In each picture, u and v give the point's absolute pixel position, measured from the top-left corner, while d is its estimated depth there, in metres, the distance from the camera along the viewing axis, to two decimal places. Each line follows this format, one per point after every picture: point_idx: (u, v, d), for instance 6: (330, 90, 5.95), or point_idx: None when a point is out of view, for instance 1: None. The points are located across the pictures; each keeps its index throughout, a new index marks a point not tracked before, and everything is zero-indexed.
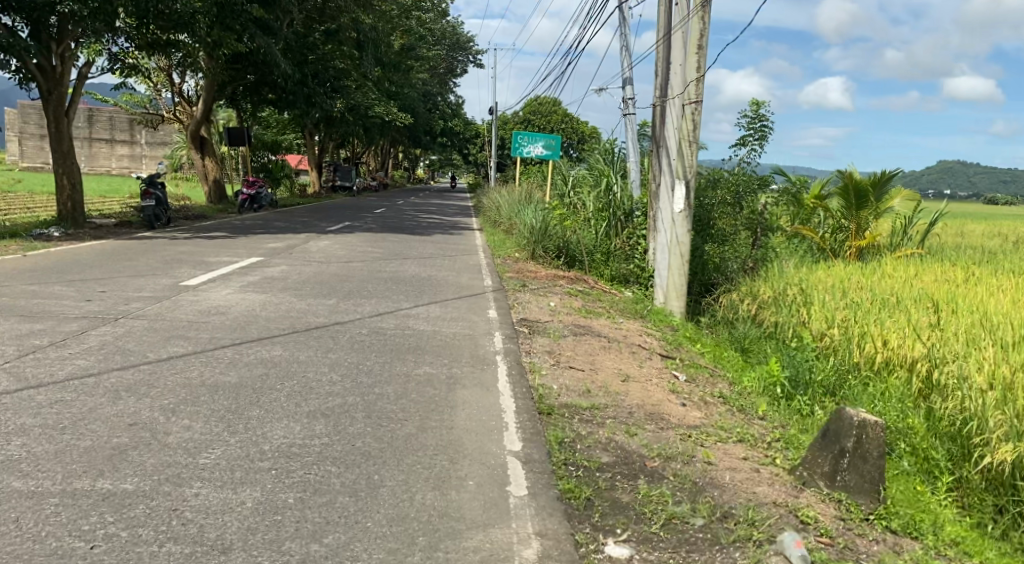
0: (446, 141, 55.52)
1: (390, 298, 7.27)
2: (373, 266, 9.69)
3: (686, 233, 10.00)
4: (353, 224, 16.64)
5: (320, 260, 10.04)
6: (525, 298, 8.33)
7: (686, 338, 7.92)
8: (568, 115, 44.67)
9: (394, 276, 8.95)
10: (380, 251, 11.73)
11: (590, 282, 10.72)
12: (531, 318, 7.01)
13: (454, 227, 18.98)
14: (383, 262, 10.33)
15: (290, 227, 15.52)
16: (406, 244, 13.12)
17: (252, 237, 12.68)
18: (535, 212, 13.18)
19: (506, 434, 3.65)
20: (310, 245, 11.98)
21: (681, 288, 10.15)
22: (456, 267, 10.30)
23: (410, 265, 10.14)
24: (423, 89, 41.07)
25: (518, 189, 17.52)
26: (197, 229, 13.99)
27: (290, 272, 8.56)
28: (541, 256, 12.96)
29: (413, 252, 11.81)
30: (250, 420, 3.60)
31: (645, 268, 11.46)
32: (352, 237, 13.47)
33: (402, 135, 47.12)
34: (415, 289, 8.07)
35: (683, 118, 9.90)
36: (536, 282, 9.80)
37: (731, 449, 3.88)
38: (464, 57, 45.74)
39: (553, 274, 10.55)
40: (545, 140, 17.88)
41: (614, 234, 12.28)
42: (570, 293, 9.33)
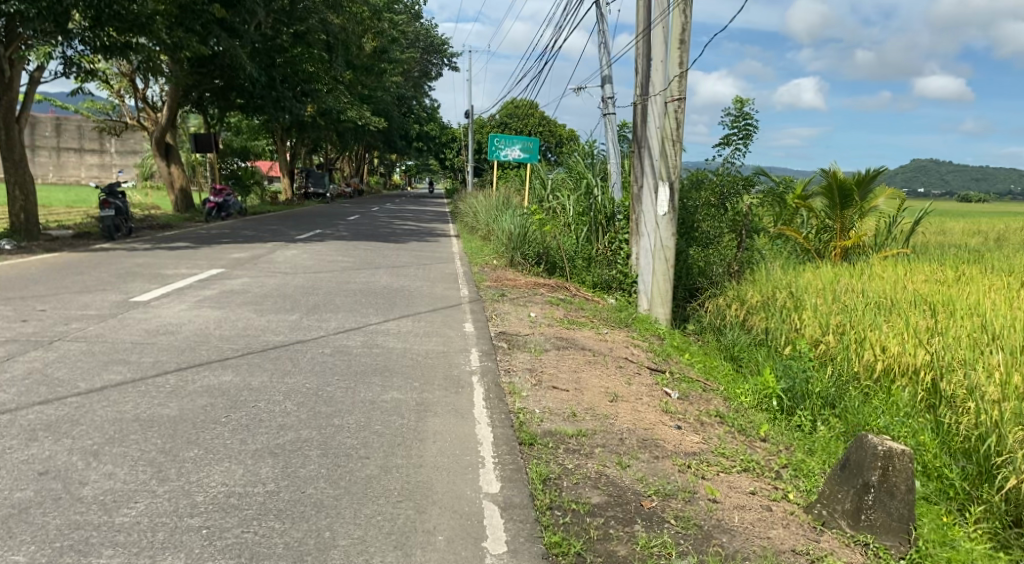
0: (422, 146, 54.99)
1: (359, 312, 6.78)
2: (342, 278, 9.19)
3: (670, 236, 9.67)
4: (325, 233, 16.08)
5: (287, 271, 9.52)
6: (504, 308, 7.90)
7: (675, 348, 7.54)
8: (545, 118, 44.37)
9: (365, 288, 8.46)
10: (352, 260, 11.22)
11: (572, 290, 10.32)
12: (511, 331, 6.58)
13: (430, 233, 18.50)
14: (352, 272, 9.82)
15: (259, 236, 14.94)
16: (379, 253, 12.61)
17: (217, 248, 12.10)
18: (513, 218, 12.76)
19: (483, 473, 3.19)
20: (278, 255, 11.44)
21: (667, 294, 9.79)
22: (430, 276, 9.83)
23: (382, 275, 9.65)
24: (398, 93, 40.55)
25: (495, 194, 17.09)
26: (160, 239, 13.37)
27: (253, 286, 8.04)
28: (520, 263, 12.54)
29: (386, 262, 11.31)
30: (185, 463, 3.08)
31: (629, 274, 11.17)
32: (322, 246, 12.94)
33: (377, 140, 46.54)
34: (386, 301, 7.58)
35: (666, 116, 9.54)
36: (516, 291, 9.37)
37: (736, 482, 3.46)
38: (439, 61, 45.31)
39: (532, 282, 10.13)
40: (521, 143, 17.46)
41: (595, 239, 11.92)
42: (551, 302, 8.93)
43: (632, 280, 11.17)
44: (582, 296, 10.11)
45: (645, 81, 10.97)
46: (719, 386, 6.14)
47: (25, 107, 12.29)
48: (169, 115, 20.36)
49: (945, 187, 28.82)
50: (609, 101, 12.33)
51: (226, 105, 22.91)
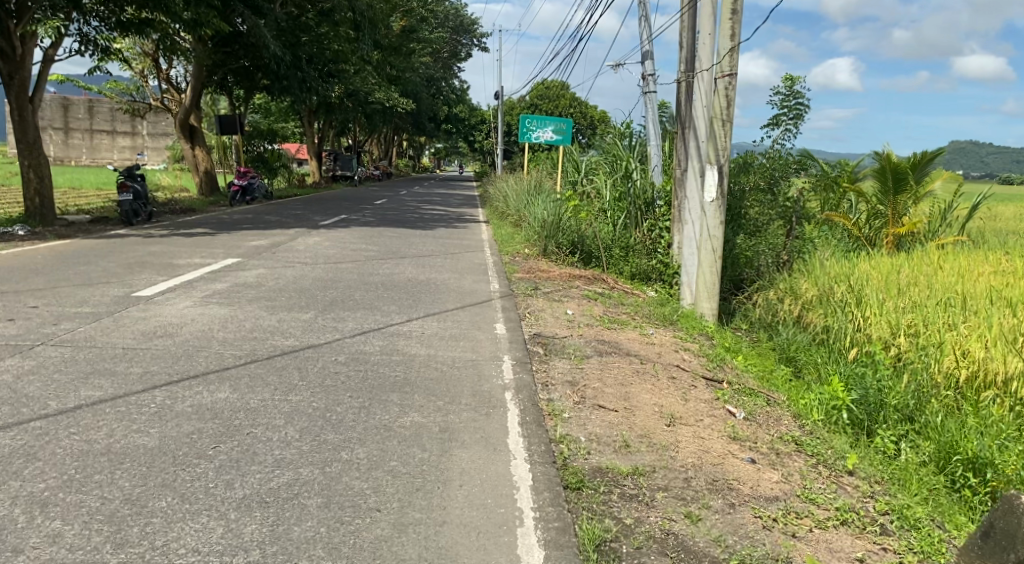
0: (451, 128, 54.29)
1: (380, 310, 6.17)
2: (364, 269, 8.60)
3: (719, 225, 8.88)
4: (350, 218, 15.53)
5: (306, 261, 8.94)
6: (538, 305, 7.23)
7: (727, 350, 6.81)
8: (576, 99, 43.39)
9: (388, 280, 7.85)
10: (376, 249, 10.62)
11: (609, 281, 9.62)
12: (546, 332, 5.92)
13: (458, 218, 17.86)
14: (376, 262, 9.22)
15: (282, 221, 14.43)
16: (405, 240, 12.01)
17: (236, 234, 11.60)
18: (546, 203, 12.03)
19: (521, 538, 2.56)
20: (299, 242, 10.90)
21: (714, 288, 9.02)
22: (458, 267, 9.21)
23: (407, 266, 9.03)
24: (427, 74, 39.84)
25: (526, 177, 16.39)
26: (179, 225, 12.91)
27: (267, 278, 7.48)
28: (553, 253, 11.71)
29: (411, 250, 10.70)
30: (152, 521, 2.51)
31: (670, 263, 10.50)
32: (346, 233, 12.37)
33: (405, 122, 45.93)
34: (410, 296, 6.96)
35: (716, 94, 8.75)
36: (550, 284, 8.71)
37: (834, 543, 2.78)
38: (468, 41, 44.49)
39: (567, 273, 9.44)
40: (554, 125, 16.69)
41: (633, 225, 11.28)
42: (589, 297, 8.25)
43: (673, 271, 10.42)
44: (621, 289, 9.41)
45: (690, 56, 10.18)
46: (783, 399, 5.43)
47: (40, 87, 11.88)
48: (193, 97, 19.94)
49: (994, 168, 27.50)
50: (649, 78, 11.54)
51: (251, 86, 22.44)
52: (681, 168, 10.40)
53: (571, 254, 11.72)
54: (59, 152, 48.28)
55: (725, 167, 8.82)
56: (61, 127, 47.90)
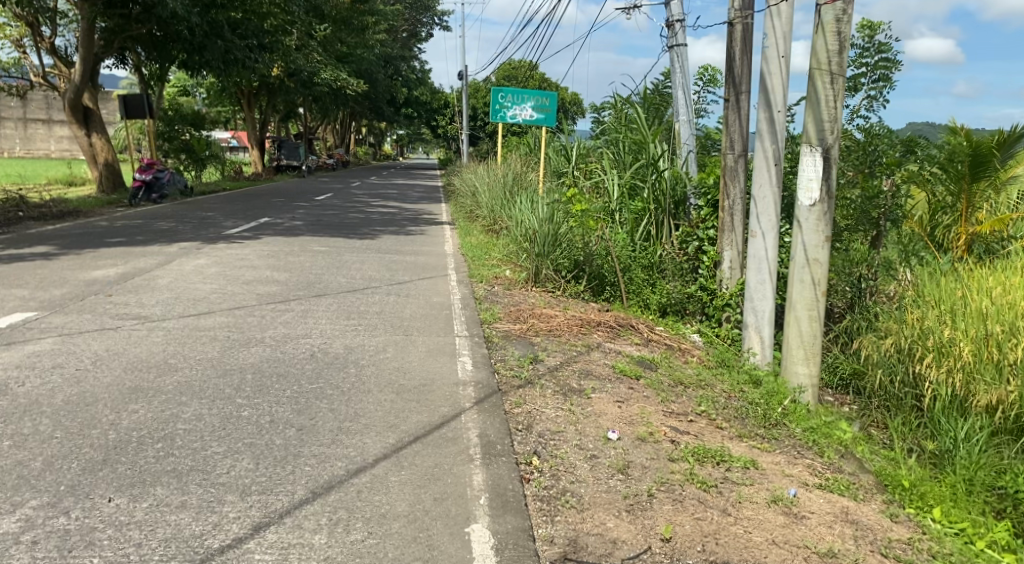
0: (412, 113, 50.58)
1: (200, 488, 2.70)
2: (244, 330, 5.08)
3: (826, 241, 5.51)
4: (271, 223, 11.95)
5: (149, 315, 5.39)
6: (550, 416, 3.78)
7: (927, 517, 3.44)
8: (548, 79, 39.79)
9: (276, 363, 4.34)
10: (285, 281, 7.08)
11: (640, 326, 6.26)
12: (583, 548, 2.51)
13: (415, 220, 14.30)
14: (273, 312, 5.68)
15: (176, 230, 10.81)
16: (334, 260, 8.48)
17: (85, 257, 7.96)
18: (536, 206, 8.41)
19: None
20: (169, 270, 7.34)
21: (816, 344, 5.62)
22: (401, 317, 5.72)
23: (323, 320, 5.52)
24: (384, 53, 35.98)
25: (502, 167, 12.93)
26: (20, 239, 9.22)
27: (30, 372, 3.96)
28: (548, 279, 8.11)
29: (341, 282, 7.21)
30: None
31: (719, 291, 7.33)
32: (251, 251, 8.77)
33: (362, 106, 42.14)
34: (299, 418, 3.47)
35: (819, 32, 5.35)
36: (554, 346, 5.27)
37: None
38: (429, 20, 41.06)
39: (580, 321, 6.01)
40: (535, 100, 13.17)
41: (662, 236, 8.21)
42: (624, 375, 4.80)
43: (722, 303, 7.25)
44: (666, 344, 6.03)
45: None
46: None
47: None
48: (83, 71, 16.09)
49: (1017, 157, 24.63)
50: (676, 26, 8.13)
51: (163, 60, 18.54)
52: (736, 152, 7.13)
53: (573, 281, 8.09)
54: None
55: (833, 153, 5.43)
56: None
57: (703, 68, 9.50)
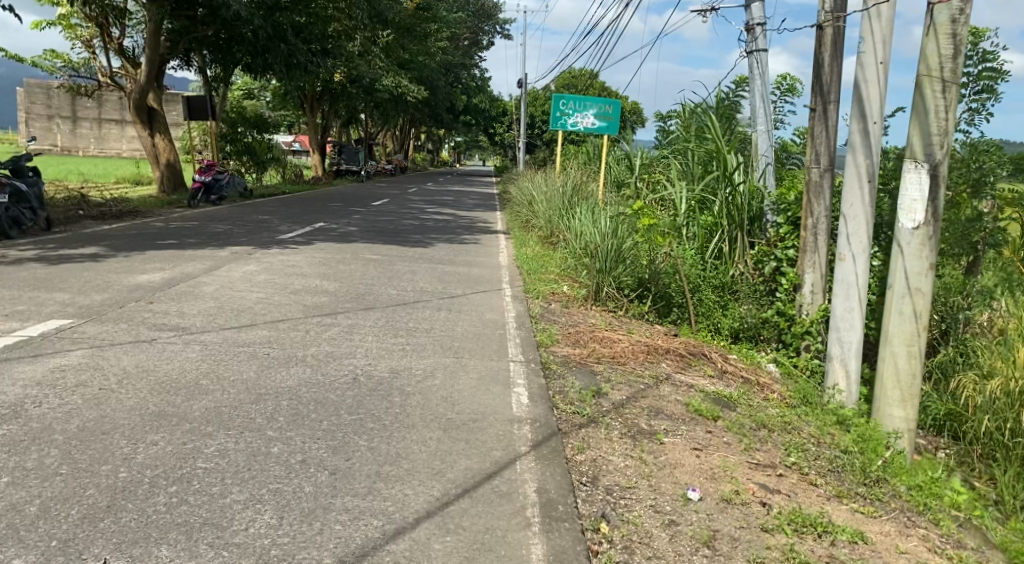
0: (470, 120, 50.55)
1: (211, 551, 2.30)
2: (284, 347, 4.72)
3: (930, 267, 4.79)
4: (324, 228, 11.72)
5: (187, 326, 5.08)
6: (619, 466, 3.28)
7: None
8: (608, 87, 39.22)
9: (314, 388, 3.95)
10: (333, 291, 6.74)
11: (712, 354, 5.70)
12: None
13: (470, 229, 13.93)
14: (317, 327, 5.31)
15: (229, 234, 10.65)
16: (385, 270, 8.12)
17: (134, 259, 7.78)
18: (600, 219, 7.82)
19: None
20: (215, 275, 7.08)
21: (914, 386, 4.93)
22: (450, 338, 5.28)
23: (369, 337, 5.12)
24: (445, 59, 35.97)
25: (561, 176, 12.46)
26: (74, 239, 9.15)
27: (51, 389, 3.65)
28: (610, 298, 7.48)
29: (390, 294, 6.84)
30: None
31: (798, 317, 6.71)
32: (301, 257, 8.49)
33: (422, 112, 42.25)
34: (333, 458, 3.06)
35: (930, 33, 4.62)
36: (618, 377, 4.75)
37: None
38: (490, 27, 40.96)
39: (646, 347, 5.49)
40: (598, 107, 12.65)
41: (734, 255, 7.60)
42: (698, 415, 4.26)
43: (802, 331, 6.62)
44: (742, 376, 5.46)
45: None
46: None
47: None
48: (148, 72, 16.26)
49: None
50: (757, 30, 7.53)
51: (227, 62, 18.66)
52: (821, 166, 6.51)
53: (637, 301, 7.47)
54: (65, 141, 45.13)
55: (942, 170, 4.69)
56: (68, 115, 44.68)
57: (782, 76, 8.89)
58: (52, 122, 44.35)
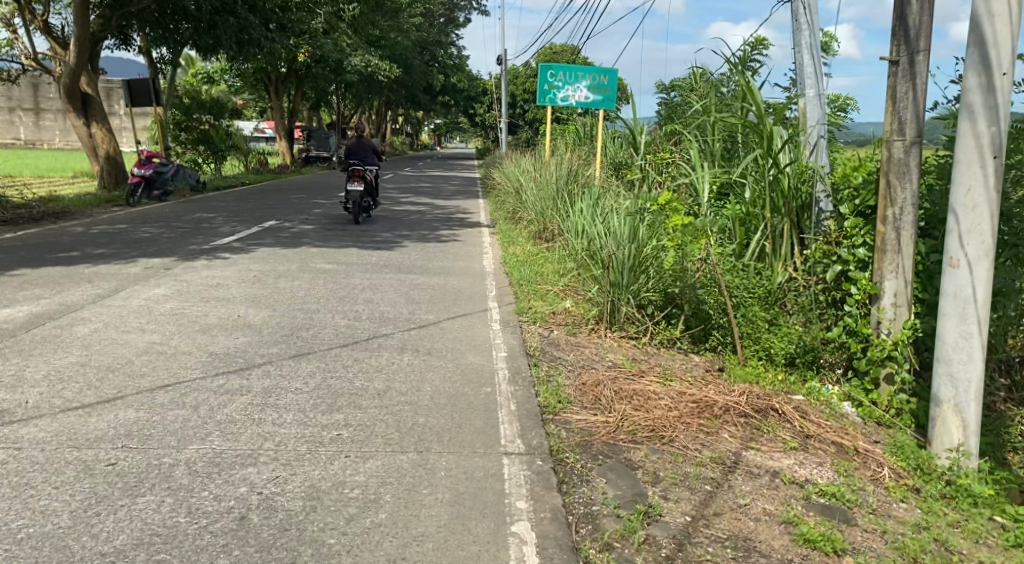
0: (450, 102, 48.77)
1: None
2: (148, 446, 3.06)
3: None
4: (275, 229, 10.02)
5: (13, 406, 3.40)
6: None
7: None
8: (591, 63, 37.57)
9: (164, 554, 2.30)
10: (259, 326, 5.06)
11: (783, 408, 4.06)
12: None
13: (447, 222, 12.27)
14: (216, 398, 3.64)
15: (157, 240, 8.91)
16: (336, 287, 6.45)
17: (9, 284, 6.05)
18: (613, 214, 5.81)
19: None
20: (103, 306, 5.38)
21: None
22: (404, 404, 3.64)
23: (289, 414, 3.46)
24: (421, 38, 34.14)
25: (550, 159, 10.79)
26: None
27: None
28: (628, 321, 5.47)
29: (337, 325, 5.17)
30: None
31: (875, 337, 5.09)
32: (231, 273, 6.80)
33: (398, 94, 40.31)
34: None
35: None
36: (668, 472, 3.10)
37: None
38: (466, 3, 39.05)
39: (694, 405, 3.84)
40: (590, 78, 10.96)
41: (783, 258, 5.94)
42: (812, 550, 2.62)
43: (882, 355, 5.02)
44: (832, 444, 3.83)
45: None
46: None
47: None
48: (77, 52, 14.33)
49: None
50: None
51: (171, 41, 16.72)
52: (907, 139, 4.87)
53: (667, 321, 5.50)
54: (27, 134, 42.83)
55: None
56: (29, 107, 42.21)
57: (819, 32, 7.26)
58: (12, 115, 42.13)
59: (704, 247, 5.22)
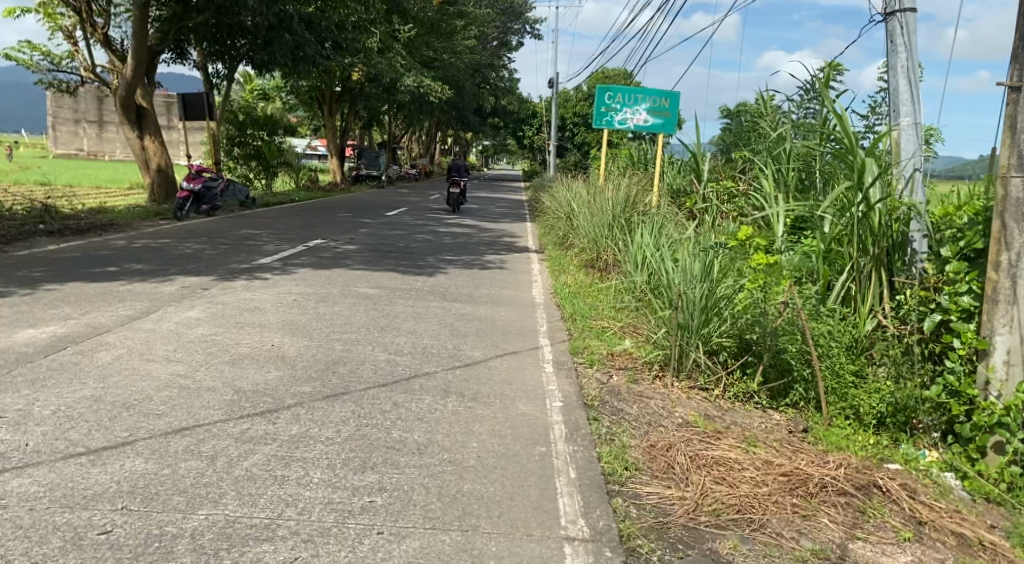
0: (500, 124, 48.81)
1: None
2: (151, 508, 2.64)
3: None
4: (318, 249, 9.73)
5: (11, 448, 3.03)
6: None
7: None
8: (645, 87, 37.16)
9: None
10: (293, 358, 4.67)
11: (888, 485, 3.45)
12: None
13: (495, 246, 11.87)
14: (236, 448, 3.23)
15: (198, 257, 8.68)
16: (378, 314, 6.05)
17: (41, 300, 5.80)
18: (684, 250, 5.29)
19: None
20: (131, 329, 5.06)
21: None
22: (446, 463, 3.19)
23: (316, 472, 3.02)
24: (473, 60, 34.20)
25: (603, 184, 10.32)
26: None
27: None
28: (697, 368, 4.89)
29: (376, 359, 4.75)
30: None
31: (983, 400, 4.42)
32: (269, 296, 6.46)
33: (448, 114, 40.38)
34: None
35: None
36: None
37: None
38: (520, 26, 39.04)
39: (786, 481, 3.29)
40: (651, 101, 10.51)
41: (873, 305, 5.35)
42: None
43: (993, 421, 4.35)
44: (953, 535, 3.18)
45: None
46: None
47: None
48: (134, 65, 14.41)
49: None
50: None
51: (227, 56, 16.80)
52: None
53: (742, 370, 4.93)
54: (91, 146, 44.11)
55: None
56: (95, 119, 43.54)
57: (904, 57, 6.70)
58: (78, 127, 43.46)
59: (788, 290, 4.63)
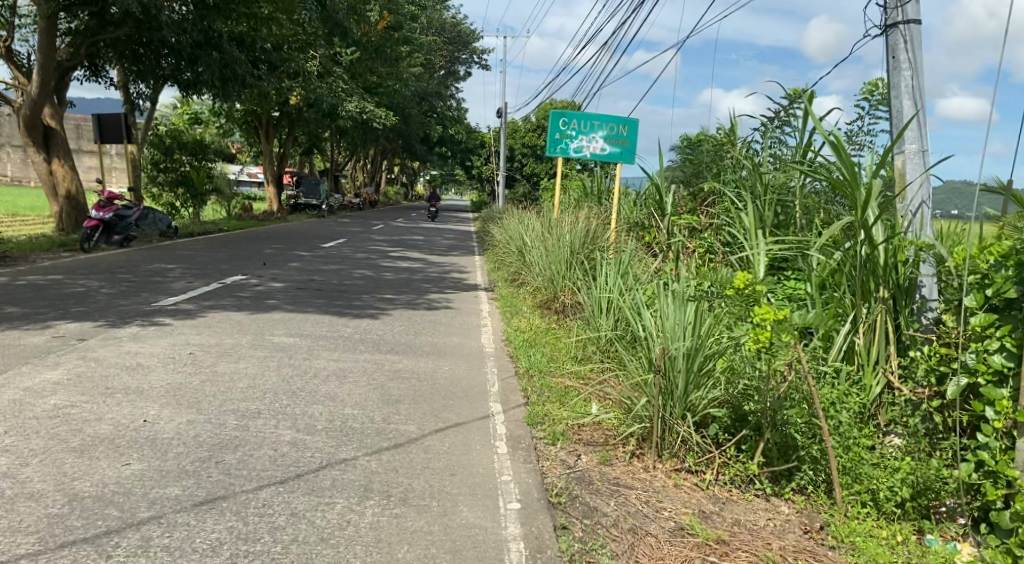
0: (447, 155, 48.08)
1: None
2: None
3: None
4: (237, 287, 8.61)
5: None
6: None
7: None
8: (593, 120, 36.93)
9: None
10: (167, 440, 3.60)
11: None
12: None
13: (439, 282, 10.91)
14: None
15: (91, 297, 7.48)
16: (293, 372, 5.02)
17: None
18: (665, 297, 4.43)
19: None
20: None
21: None
22: None
23: None
24: (419, 89, 33.47)
25: (556, 217, 9.51)
26: None
27: None
28: (680, 443, 3.93)
29: (278, 441, 3.71)
30: None
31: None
32: (162, 349, 5.36)
33: (394, 143, 39.47)
34: None
35: None
36: None
37: None
38: (467, 57, 38.53)
39: None
40: (607, 127, 9.77)
41: (876, 360, 4.59)
42: None
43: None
44: None
45: None
46: None
47: None
48: (40, 82, 13.07)
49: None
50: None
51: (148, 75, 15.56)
52: None
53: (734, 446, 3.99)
54: (13, 171, 41.61)
55: None
56: (19, 144, 41.15)
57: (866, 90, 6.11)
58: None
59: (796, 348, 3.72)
